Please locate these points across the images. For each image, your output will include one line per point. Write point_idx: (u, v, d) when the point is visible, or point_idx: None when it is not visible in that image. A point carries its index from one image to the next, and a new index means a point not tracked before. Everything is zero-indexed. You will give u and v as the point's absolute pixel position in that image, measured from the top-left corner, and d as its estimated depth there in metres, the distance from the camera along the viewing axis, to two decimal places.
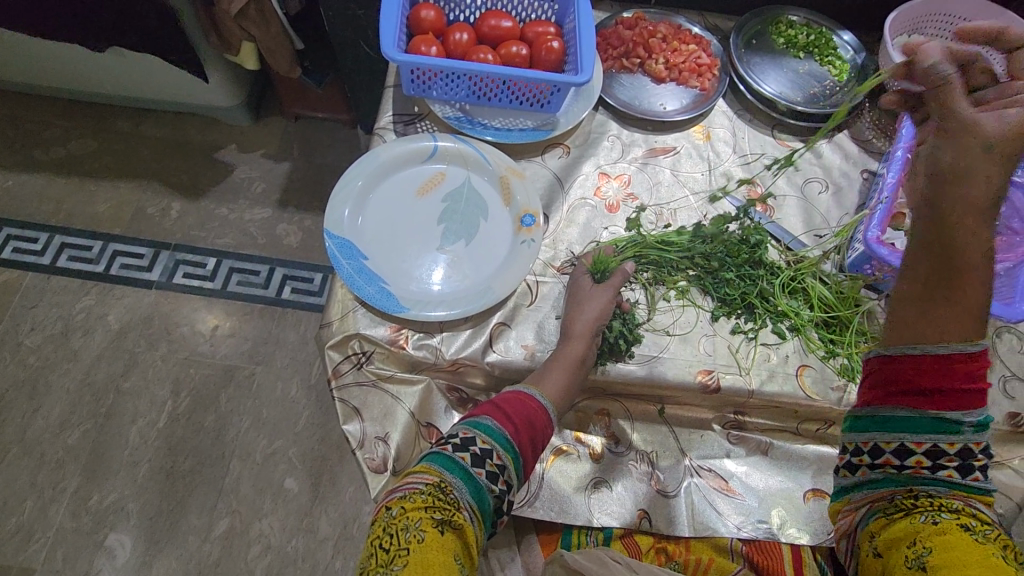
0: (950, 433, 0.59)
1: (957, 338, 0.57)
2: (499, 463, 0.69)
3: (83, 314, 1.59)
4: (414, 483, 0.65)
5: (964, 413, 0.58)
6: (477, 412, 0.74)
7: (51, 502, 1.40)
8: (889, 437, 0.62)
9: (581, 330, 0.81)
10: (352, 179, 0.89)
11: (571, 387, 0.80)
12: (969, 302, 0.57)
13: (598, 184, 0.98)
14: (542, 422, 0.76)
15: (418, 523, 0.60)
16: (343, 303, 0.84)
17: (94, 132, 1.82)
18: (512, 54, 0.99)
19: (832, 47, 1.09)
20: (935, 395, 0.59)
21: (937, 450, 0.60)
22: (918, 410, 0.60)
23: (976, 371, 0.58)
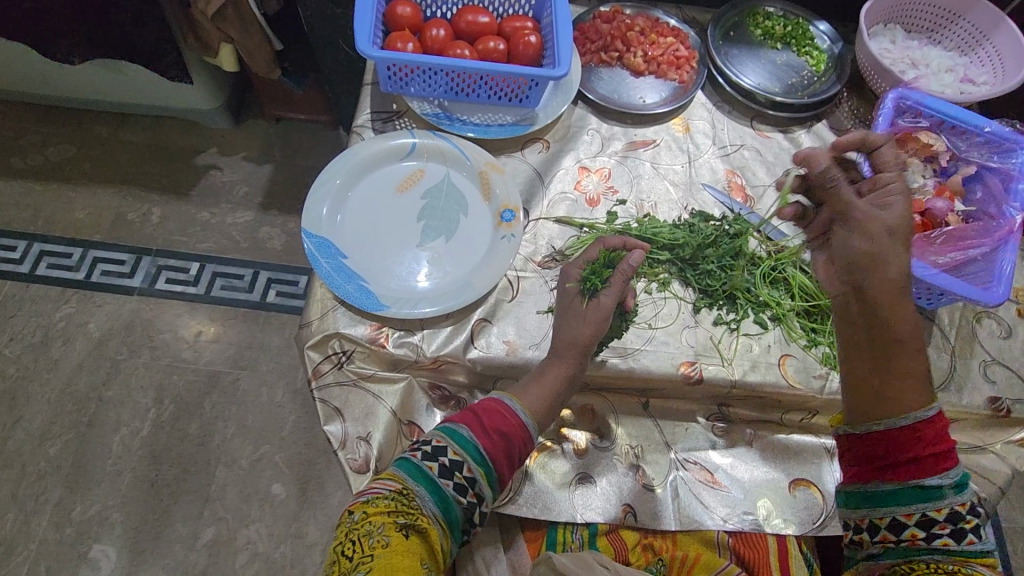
0: (935, 500, 0.62)
1: (910, 408, 0.63)
2: (468, 475, 0.71)
3: (63, 322, 1.57)
4: (379, 488, 0.69)
5: (943, 477, 0.62)
6: (454, 419, 0.75)
7: (33, 515, 1.37)
8: (880, 513, 0.64)
9: (565, 348, 0.78)
10: (330, 177, 0.89)
11: (556, 403, 0.79)
12: (912, 371, 0.64)
13: (578, 178, 0.97)
14: (520, 437, 0.76)
15: (381, 528, 0.65)
16: (322, 302, 0.83)
17: (71, 139, 1.79)
18: (489, 49, 0.98)
19: (808, 37, 1.09)
20: (910, 465, 0.63)
21: (928, 520, 0.62)
22: (899, 481, 0.63)
23: (937, 434, 0.63)
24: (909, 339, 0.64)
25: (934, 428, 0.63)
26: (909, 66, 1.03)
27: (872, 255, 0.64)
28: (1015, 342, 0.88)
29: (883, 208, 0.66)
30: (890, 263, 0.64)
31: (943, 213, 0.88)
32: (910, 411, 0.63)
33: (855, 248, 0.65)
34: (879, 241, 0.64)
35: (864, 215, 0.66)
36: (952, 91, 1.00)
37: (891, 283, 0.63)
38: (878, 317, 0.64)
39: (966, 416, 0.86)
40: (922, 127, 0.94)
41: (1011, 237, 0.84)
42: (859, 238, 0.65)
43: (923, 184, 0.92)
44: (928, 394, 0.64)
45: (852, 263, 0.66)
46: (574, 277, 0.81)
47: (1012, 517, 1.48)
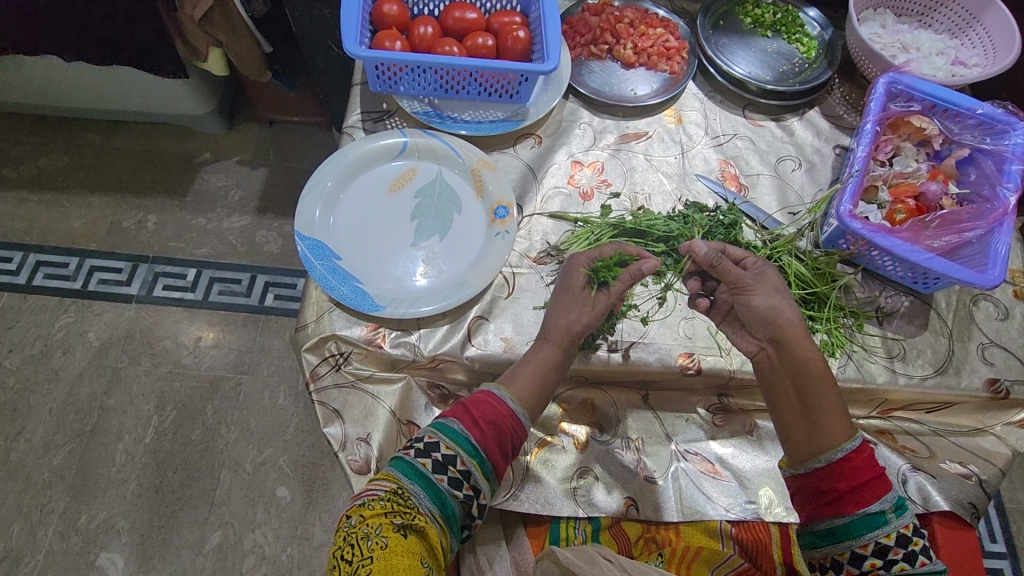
0: (882, 526, 0.68)
1: (840, 440, 0.73)
2: (462, 469, 0.72)
3: (63, 332, 1.57)
4: (374, 490, 0.69)
5: (883, 502, 0.68)
6: (446, 415, 0.76)
7: (39, 525, 1.38)
8: (840, 547, 0.70)
9: (560, 336, 0.79)
10: (322, 179, 0.88)
11: (543, 390, 0.79)
12: (829, 408, 0.75)
13: (571, 172, 0.97)
14: (510, 425, 0.76)
15: (378, 529, 0.65)
16: (319, 304, 0.83)
17: (64, 148, 1.79)
18: (478, 46, 0.98)
19: (798, 24, 1.09)
20: (851, 493, 0.70)
21: (881, 548, 0.68)
22: (850, 514, 0.69)
23: (864, 463, 0.71)
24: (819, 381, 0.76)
25: (861, 458, 0.71)
26: (900, 50, 1.03)
27: (772, 311, 0.78)
28: (1012, 324, 0.88)
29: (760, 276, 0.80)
30: (783, 312, 0.78)
31: (937, 197, 0.89)
32: (842, 442, 0.72)
33: (761, 307, 0.79)
34: (774, 297, 0.79)
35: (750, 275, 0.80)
36: (944, 74, 1.00)
37: (792, 330, 0.77)
38: (794, 363, 0.77)
39: (965, 400, 0.85)
40: (914, 111, 0.94)
41: (1006, 219, 0.83)
42: (760, 299, 0.79)
43: (917, 169, 0.92)
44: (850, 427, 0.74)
45: (762, 321, 0.78)
46: (582, 267, 0.81)
47: (1015, 497, 1.48)
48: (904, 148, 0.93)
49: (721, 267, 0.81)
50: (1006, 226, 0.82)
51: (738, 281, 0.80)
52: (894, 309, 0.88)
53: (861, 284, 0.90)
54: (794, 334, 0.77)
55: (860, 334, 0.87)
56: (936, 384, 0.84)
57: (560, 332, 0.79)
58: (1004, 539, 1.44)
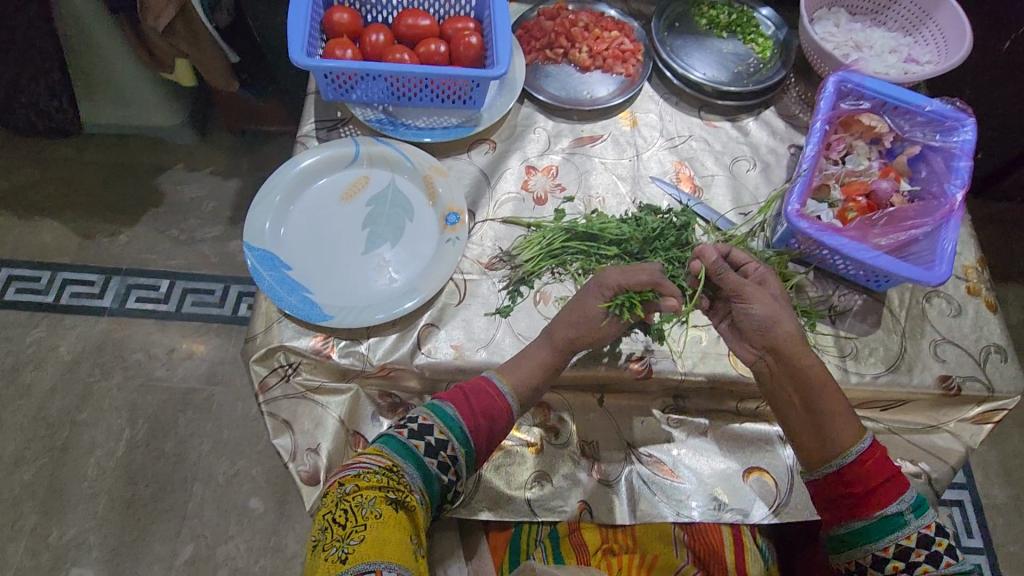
0: (902, 528, 0.67)
1: (849, 446, 0.70)
2: (452, 455, 0.72)
3: (33, 347, 1.56)
4: (368, 463, 0.68)
5: (901, 503, 0.68)
6: (443, 397, 0.75)
7: (9, 542, 1.37)
8: (861, 552, 0.69)
9: (559, 343, 0.78)
10: (270, 191, 0.88)
11: (536, 389, 0.79)
12: (838, 413, 0.72)
13: (524, 177, 0.97)
14: (504, 419, 0.77)
15: (372, 500, 0.65)
16: (267, 315, 0.82)
17: (35, 162, 1.78)
18: (430, 53, 0.98)
19: (753, 24, 1.09)
20: (869, 496, 0.69)
21: (903, 550, 0.67)
22: (868, 517, 0.68)
23: (879, 462, 0.70)
24: (824, 388, 0.72)
25: (873, 460, 0.70)
26: (853, 49, 1.03)
27: (770, 321, 0.73)
28: (965, 320, 0.88)
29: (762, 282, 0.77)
30: (781, 321, 0.73)
31: (887, 195, 0.89)
32: (852, 446, 0.70)
33: (757, 317, 0.74)
34: (771, 305, 0.74)
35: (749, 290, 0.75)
36: (896, 72, 1.00)
37: (792, 339, 0.73)
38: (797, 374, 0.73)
39: (918, 397, 0.86)
40: (864, 109, 0.94)
41: (954, 215, 0.83)
42: (757, 309, 0.74)
43: (868, 167, 0.92)
44: (858, 424, 0.72)
45: (759, 332, 0.74)
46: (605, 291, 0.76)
47: (989, 493, 1.48)
48: (856, 147, 0.93)
49: (726, 277, 0.77)
50: (953, 222, 0.83)
51: (739, 288, 0.75)
52: (847, 308, 0.88)
53: (813, 282, 0.90)
54: (795, 344, 0.72)
55: (813, 333, 0.86)
56: (888, 382, 0.84)
57: (560, 338, 0.78)
58: (980, 534, 1.43)
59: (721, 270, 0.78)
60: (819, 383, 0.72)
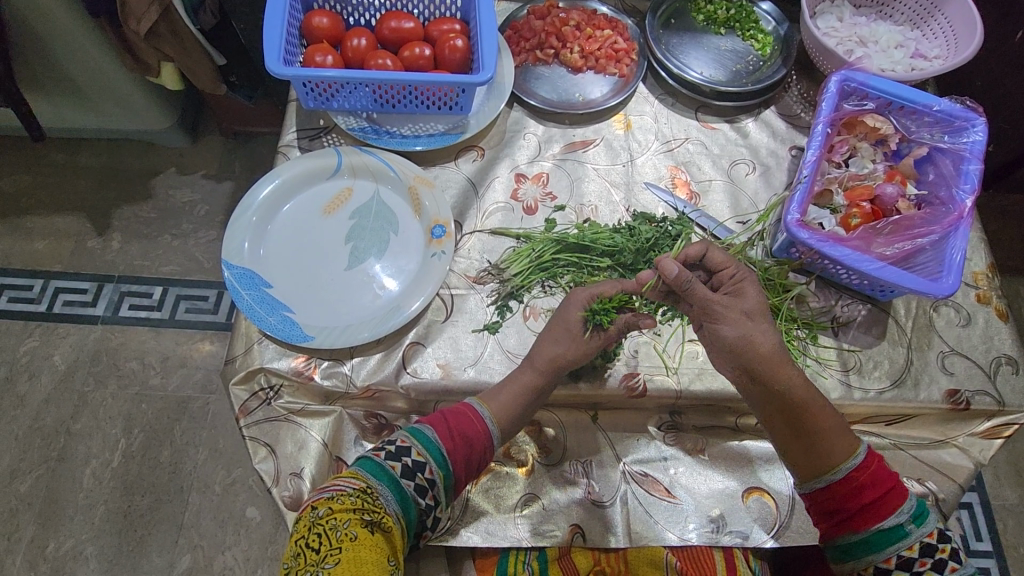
0: (903, 538, 0.65)
1: (841, 459, 0.68)
2: (430, 477, 0.70)
3: (28, 357, 1.54)
4: (342, 486, 0.66)
5: (900, 514, 0.65)
6: (423, 420, 0.73)
7: (7, 554, 1.36)
8: (864, 562, 0.67)
9: (545, 363, 0.76)
10: (246, 210, 0.85)
11: (523, 413, 0.77)
12: (827, 427, 0.68)
13: (514, 186, 0.94)
14: (481, 445, 0.74)
15: (347, 522, 0.63)
16: (247, 335, 0.80)
17: (26, 167, 1.75)
18: (415, 57, 0.95)
19: (752, 19, 1.04)
20: (866, 509, 0.66)
21: (906, 560, 0.65)
22: (867, 530, 0.66)
23: (875, 474, 0.67)
24: (810, 404, 0.69)
25: (868, 472, 0.67)
26: (857, 45, 0.98)
27: (742, 340, 0.70)
28: (974, 330, 0.85)
29: (738, 294, 0.73)
30: (756, 341, 0.69)
31: (892, 200, 0.85)
32: (843, 461, 0.68)
33: (728, 337, 0.70)
34: (743, 324, 0.70)
35: (724, 306, 0.71)
36: (903, 68, 0.96)
37: (771, 357, 0.69)
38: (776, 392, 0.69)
39: (924, 412, 0.82)
40: (868, 110, 0.89)
41: (962, 223, 0.80)
42: (728, 327, 0.70)
43: (873, 170, 0.88)
44: (851, 438, 0.69)
45: (732, 352, 0.71)
46: (580, 307, 0.76)
47: (1001, 493, 1.44)
48: (860, 148, 0.89)
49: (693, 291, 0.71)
50: (961, 230, 0.79)
51: (707, 306, 0.71)
52: (850, 319, 0.85)
53: (815, 293, 0.86)
54: (772, 363, 0.69)
55: (814, 346, 0.83)
56: (893, 397, 0.81)
57: (543, 358, 0.76)
58: (990, 537, 1.40)
59: (684, 283, 0.71)
60: (802, 400, 0.69)
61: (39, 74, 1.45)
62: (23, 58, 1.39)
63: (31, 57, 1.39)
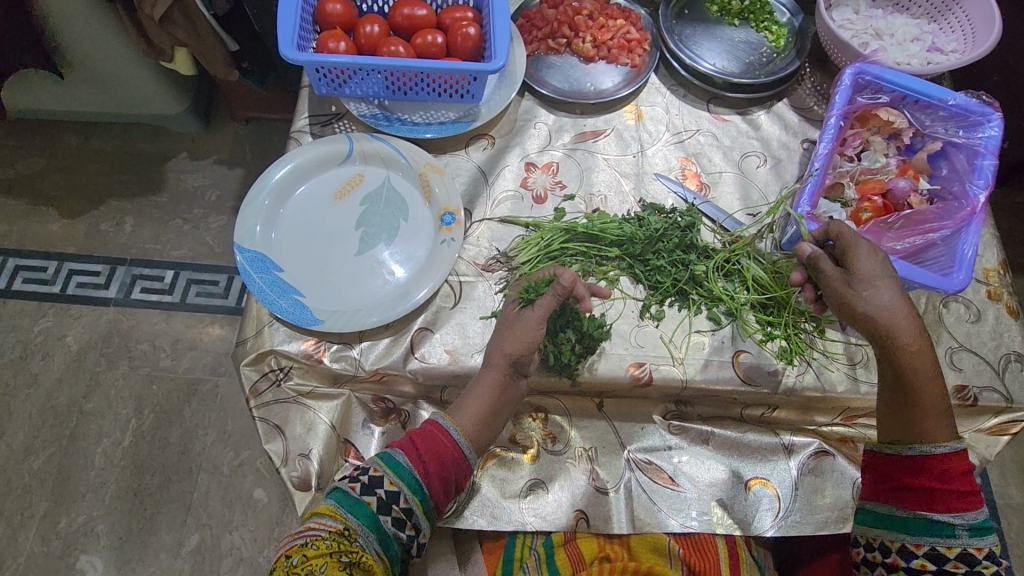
0: (949, 537, 0.67)
1: (944, 438, 0.69)
2: (406, 507, 0.67)
3: (42, 336, 1.57)
4: (316, 530, 0.64)
5: (960, 517, 0.67)
6: (392, 443, 0.70)
7: (20, 528, 1.39)
8: (891, 535, 0.69)
9: (499, 359, 0.74)
10: (260, 193, 0.85)
11: (492, 417, 0.74)
12: (936, 406, 0.70)
13: (524, 175, 0.94)
14: (455, 459, 0.71)
15: (322, 569, 0.61)
16: (258, 318, 0.81)
17: (41, 151, 1.77)
18: (427, 44, 0.95)
19: (767, 10, 1.03)
20: (928, 492, 0.68)
21: (938, 555, 0.67)
22: (913, 510, 0.68)
23: (961, 473, 0.68)
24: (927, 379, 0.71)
25: (959, 467, 0.68)
26: (873, 37, 0.97)
27: (881, 310, 0.71)
28: (984, 326, 0.84)
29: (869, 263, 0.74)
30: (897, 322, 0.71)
31: (904, 194, 0.84)
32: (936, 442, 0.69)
33: (867, 304, 0.71)
34: (879, 293, 0.71)
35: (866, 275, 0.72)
36: (919, 62, 0.95)
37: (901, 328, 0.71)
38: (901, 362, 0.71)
39: None
40: (883, 103, 0.89)
41: (975, 218, 0.79)
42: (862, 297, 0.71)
43: (886, 164, 0.88)
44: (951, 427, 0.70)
45: (868, 318, 0.71)
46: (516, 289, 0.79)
47: (1006, 492, 1.43)
48: (873, 143, 0.88)
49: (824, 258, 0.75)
50: (973, 226, 0.79)
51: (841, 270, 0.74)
52: None
53: None
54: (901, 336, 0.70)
55: (821, 339, 0.83)
56: None
57: (501, 355, 0.74)
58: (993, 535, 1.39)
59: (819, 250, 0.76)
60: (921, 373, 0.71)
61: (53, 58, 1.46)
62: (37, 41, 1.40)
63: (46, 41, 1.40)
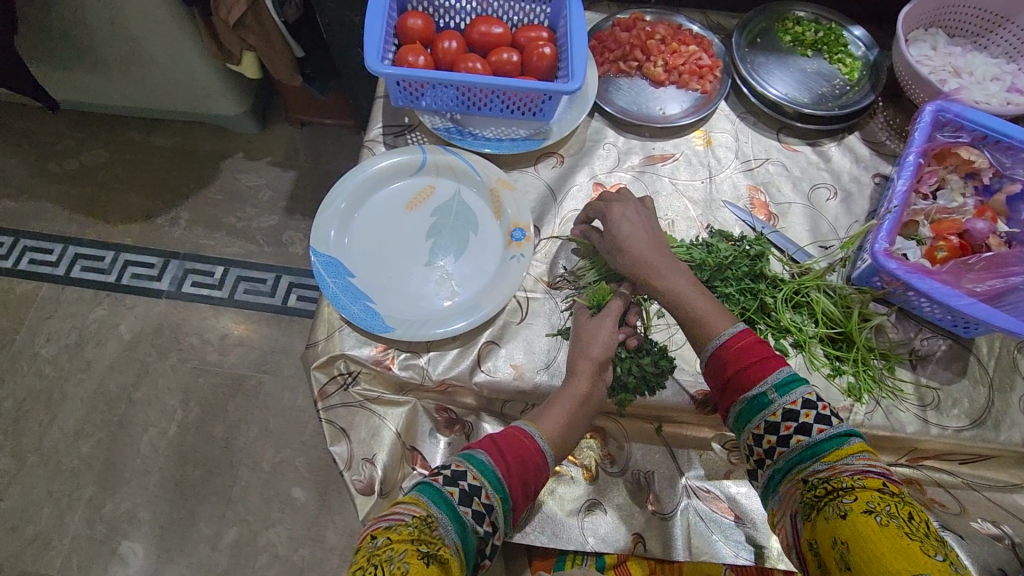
0: (766, 406, 0.67)
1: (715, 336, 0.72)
2: (487, 502, 0.67)
3: (96, 324, 1.61)
4: (401, 515, 0.64)
5: (762, 383, 0.68)
6: (474, 444, 0.72)
7: (67, 511, 1.42)
8: (744, 436, 0.69)
9: (584, 365, 0.76)
10: (335, 199, 0.88)
11: (574, 426, 0.75)
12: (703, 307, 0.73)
13: (592, 195, 0.95)
14: (536, 463, 0.72)
15: (402, 553, 0.59)
16: (330, 321, 0.83)
17: (106, 144, 1.84)
18: (502, 62, 0.96)
19: (841, 43, 1.04)
20: (737, 380, 0.70)
21: (772, 426, 0.67)
22: (739, 402, 0.69)
23: (746, 347, 0.70)
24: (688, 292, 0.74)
25: (737, 345, 0.71)
26: (951, 75, 0.97)
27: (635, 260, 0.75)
28: None
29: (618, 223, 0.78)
30: (638, 235, 0.76)
31: (982, 235, 0.83)
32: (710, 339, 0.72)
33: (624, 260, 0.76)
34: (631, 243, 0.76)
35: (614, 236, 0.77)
36: (998, 102, 0.94)
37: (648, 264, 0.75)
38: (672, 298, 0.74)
39: (1002, 453, 0.80)
40: (963, 142, 0.88)
41: None
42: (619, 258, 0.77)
43: (963, 204, 0.87)
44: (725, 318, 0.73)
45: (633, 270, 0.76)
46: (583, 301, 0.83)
47: None
48: (950, 181, 0.88)
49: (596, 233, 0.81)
50: None
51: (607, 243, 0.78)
52: (929, 352, 0.83)
53: (894, 324, 0.85)
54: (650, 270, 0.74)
55: (891, 377, 0.81)
56: (972, 437, 0.79)
57: (586, 364, 0.76)
58: None
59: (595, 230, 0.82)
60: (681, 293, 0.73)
61: (128, 56, 1.52)
62: (114, 39, 1.45)
63: (124, 40, 1.45)
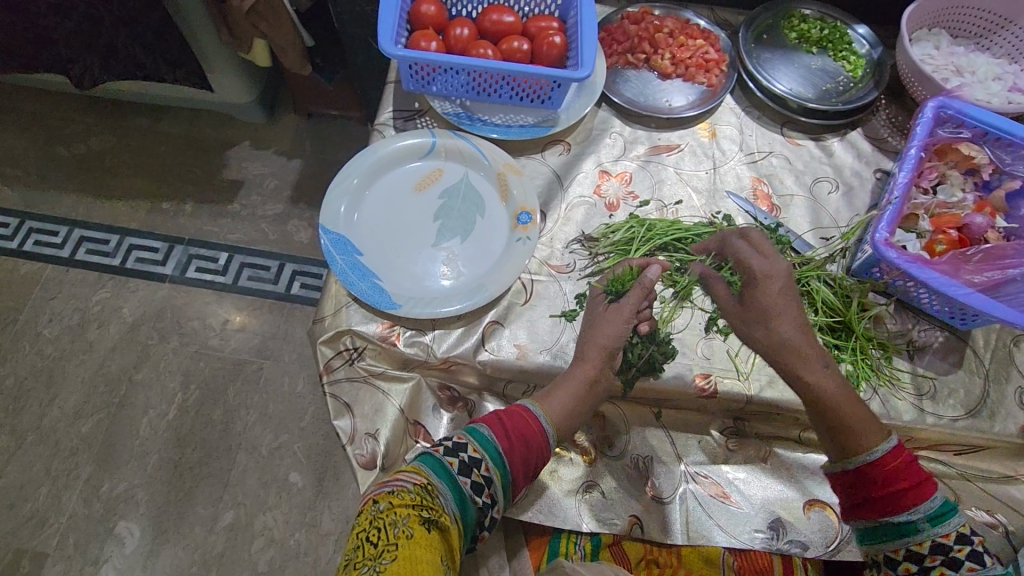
0: (913, 534, 0.65)
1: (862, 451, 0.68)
2: (486, 474, 0.68)
3: (99, 306, 1.62)
4: (403, 481, 0.65)
5: (913, 511, 0.65)
6: (479, 419, 0.73)
7: (64, 490, 1.43)
8: (874, 548, 0.69)
9: (596, 355, 0.77)
10: (348, 176, 0.89)
11: (581, 411, 0.77)
12: (852, 415, 0.68)
13: (598, 182, 0.96)
14: (538, 443, 0.73)
15: (406, 519, 0.61)
16: (336, 298, 0.84)
17: (113, 129, 1.85)
18: (513, 50, 0.98)
19: (846, 41, 1.05)
20: (881, 501, 0.67)
21: (914, 555, 0.66)
22: (876, 519, 0.67)
23: (897, 471, 0.66)
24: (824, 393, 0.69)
25: (890, 467, 0.66)
26: (953, 73, 0.98)
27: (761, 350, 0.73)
28: None
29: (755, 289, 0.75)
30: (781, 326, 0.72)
31: (982, 229, 0.85)
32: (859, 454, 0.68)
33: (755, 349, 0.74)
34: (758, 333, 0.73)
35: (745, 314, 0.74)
36: (999, 101, 0.95)
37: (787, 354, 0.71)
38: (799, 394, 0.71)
39: (997, 444, 0.82)
40: (964, 138, 0.89)
41: None
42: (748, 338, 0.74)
43: (963, 199, 0.88)
44: (878, 431, 0.68)
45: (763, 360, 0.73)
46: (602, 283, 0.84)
47: None
48: (950, 176, 0.89)
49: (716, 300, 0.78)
50: None
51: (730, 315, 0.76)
52: (926, 344, 0.85)
53: (893, 315, 0.86)
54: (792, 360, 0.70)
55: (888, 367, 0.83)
56: (966, 427, 0.81)
57: (595, 352, 0.77)
58: None
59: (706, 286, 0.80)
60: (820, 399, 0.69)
61: None
62: None
63: None
